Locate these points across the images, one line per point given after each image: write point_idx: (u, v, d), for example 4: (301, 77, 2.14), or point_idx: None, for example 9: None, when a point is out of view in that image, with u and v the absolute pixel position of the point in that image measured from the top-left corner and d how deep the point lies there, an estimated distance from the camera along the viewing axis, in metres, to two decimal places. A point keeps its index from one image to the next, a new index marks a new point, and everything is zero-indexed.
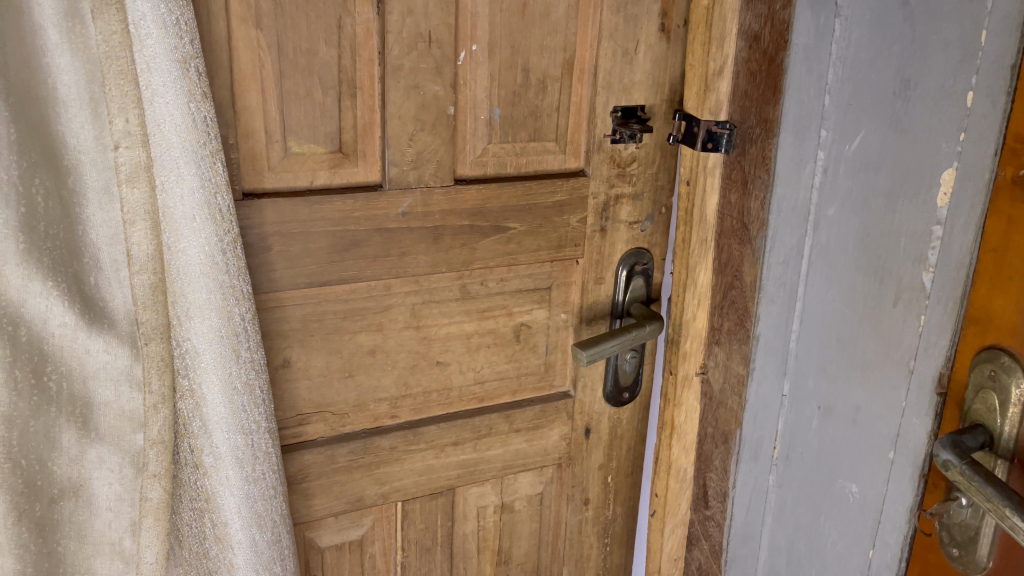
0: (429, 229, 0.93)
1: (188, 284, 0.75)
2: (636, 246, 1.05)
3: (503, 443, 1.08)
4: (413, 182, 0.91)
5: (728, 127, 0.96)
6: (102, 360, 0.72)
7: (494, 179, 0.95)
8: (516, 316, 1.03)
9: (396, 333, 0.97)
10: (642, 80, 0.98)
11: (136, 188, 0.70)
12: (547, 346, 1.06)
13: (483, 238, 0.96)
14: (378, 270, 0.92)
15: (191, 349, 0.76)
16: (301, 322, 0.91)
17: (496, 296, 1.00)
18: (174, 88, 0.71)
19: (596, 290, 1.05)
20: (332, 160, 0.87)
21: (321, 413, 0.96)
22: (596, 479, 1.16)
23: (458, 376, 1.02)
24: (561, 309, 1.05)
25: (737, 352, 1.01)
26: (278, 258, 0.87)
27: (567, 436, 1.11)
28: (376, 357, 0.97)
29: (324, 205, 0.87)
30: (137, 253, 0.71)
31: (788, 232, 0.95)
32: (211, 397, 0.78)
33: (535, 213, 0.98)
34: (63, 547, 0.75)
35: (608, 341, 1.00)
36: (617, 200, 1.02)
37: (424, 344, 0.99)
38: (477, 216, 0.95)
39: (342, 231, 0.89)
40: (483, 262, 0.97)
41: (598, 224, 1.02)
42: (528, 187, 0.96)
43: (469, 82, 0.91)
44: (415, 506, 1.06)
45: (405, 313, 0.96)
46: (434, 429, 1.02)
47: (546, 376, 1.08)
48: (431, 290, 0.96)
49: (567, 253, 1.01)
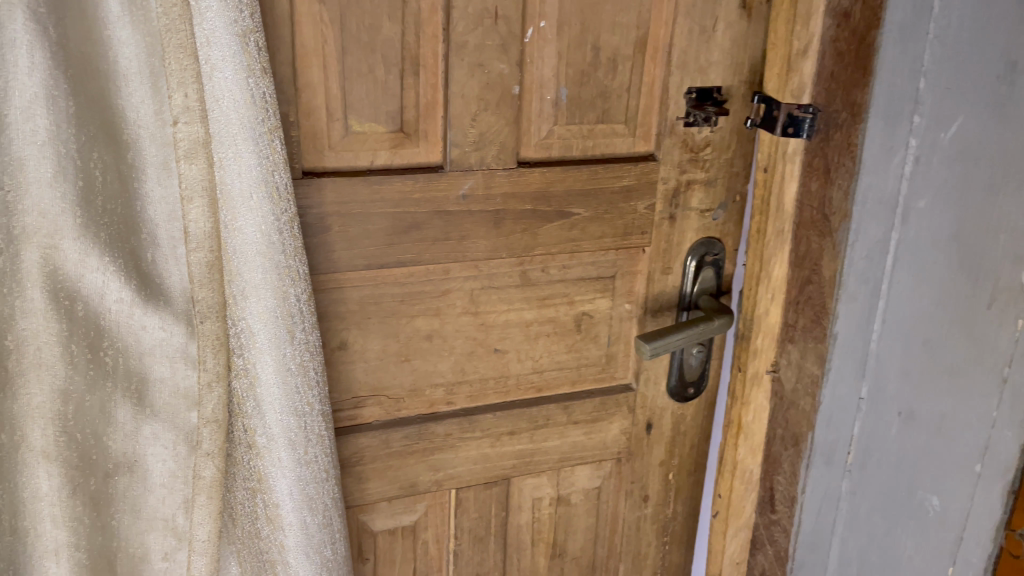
0: (491, 213, 0.90)
1: (245, 263, 0.74)
2: (706, 236, 1.00)
3: (560, 436, 1.05)
4: (475, 164, 0.88)
5: (812, 111, 0.88)
6: (159, 338, 0.72)
7: (559, 162, 0.92)
8: (577, 305, 1.00)
9: (454, 318, 0.95)
10: (719, 60, 0.92)
11: (194, 164, 0.68)
12: (609, 337, 1.03)
13: (546, 224, 0.93)
14: (437, 253, 0.90)
15: (247, 328, 0.76)
16: (359, 305, 0.90)
17: (558, 284, 0.98)
18: (234, 63, 0.69)
19: (662, 281, 1.01)
20: (393, 140, 0.85)
21: (377, 397, 0.95)
22: (655, 475, 1.13)
23: (517, 364, 1.00)
24: (625, 299, 1.01)
25: (812, 352, 0.93)
26: (336, 239, 0.86)
27: (628, 431, 1.08)
28: (433, 343, 0.95)
29: (385, 185, 0.85)
30: (194, 231, 0.70)
31: (874, 225, 0.87)
32: (266, 377, 0.78)
33: (600, 198, 0.94)
34: (117, 521, 0.75)
35: (675, 334, 0.96)
36: (688, 186, 0.97)
37: (482, 331, 0.97)
38: (541, 200, 0.92)
39: (402, 213, 0.87)
40: (545, 248, 0.94)
41: (667, 211, 0.97)
42: (594, 171, 0.93)
43: (536, 60, 0.87)
44: (469, 495, 1.04)
45: (464, 299, 0.94)
46: (489, 417, 1.00)
47: (608, 368, 1.05)
48: (491, 275, 0.94)
49: (633, 241, 0.98)
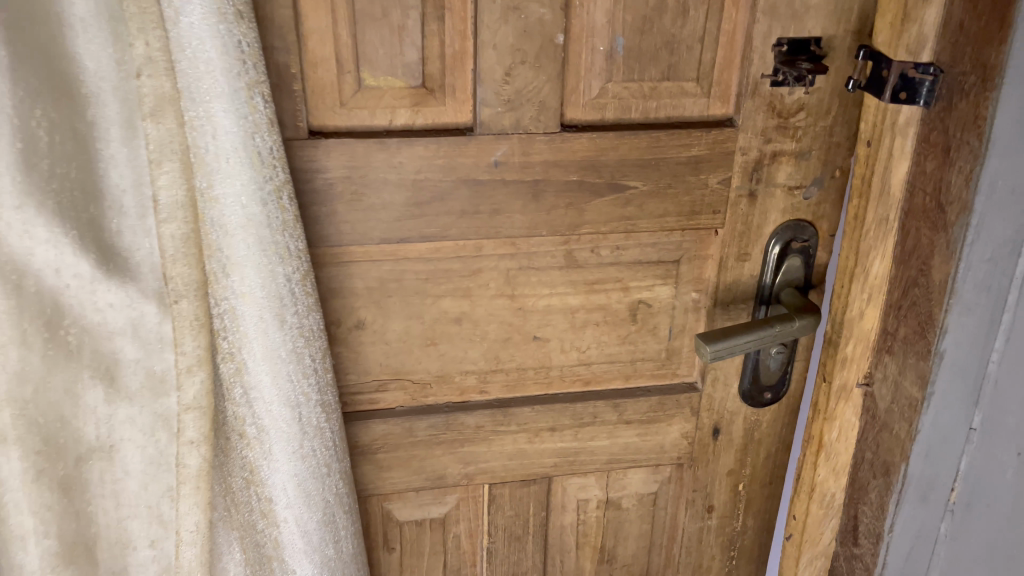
0: (528, 184, 0.78)
1: (225, 237, 0.65)
2: (794, 219, 0.84)
3: (609, 436, 0.93)
4: (509, 127, 0.75)
5: (933, 72, 0.69)
6: (129, 317, 0.64)
7: (613, 126, 0.78)
8: (633, 292, 0.86)
9: (487, 301, 0.84)
10: (821, 4, 0.74)
11: (162, 122, 0.60)
12: (671, 329, 0.89)
13: (595, 198, 0.80)
14: (465, 228, 0.79)
15: (230, 310, 0.67)
16: (378, 281, 0.81)
17: (610, 267, 0.85)
18: (201, 5, 0.59)
19: (737, 268, 0.86)
20: (414, 97, 0.74)
21: (400, 381, 0.86)
22: (722, 485, 0.99)
23: (560, 355, 0.88)
24: (691, 287, 0.87)
25: (912, 370, 0.76)
26: (348, 209, 0.76)
27: (690, 435, 0.95)
28: (462, 326, 0.85)
29: (403, 149, 0.74)
30: (165, 199, 0.61)
31: (1002, 221, 0.68)
32: (253, 364, 0.69)
33: (662, 170, 0.79)
34: (94, 508, 0.70)
35: (743, 334, 0.80)
36: (773, 158, 0.81)
37: (519, 316, 0.85)
38: (589, 171, 0.78)
39: (423, 181, 0.76)
40: (593, 226, 0.81)
41: (745, 188, 0.81)
42: (656, 137, 0.78)
43: (586, 3, 0.72)
44: (504, 491, 0.94)
45: (498, 279, 0.83)
46: (526, 412, 0.90)
47: (668, 364, 0.91)
48: (530, 254, 0.82)
49: (702, 221, 0.83)
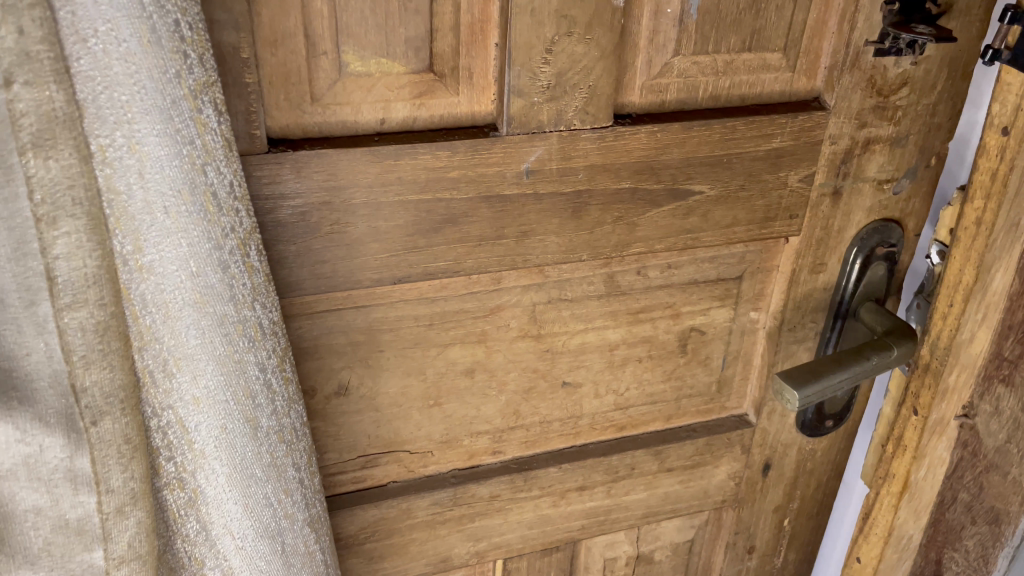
0: (569, 196, 0.58)
1: (165, 322, 0.42)
2: (882, 219, 0.68)
3: (648, 487, 0.76)
4: (547, 122, 0.55)
5: None
6: (19, 456, 0.39)
7: (678, 115, 0.58)
8: (684, 319, 0.69)
9: (507, 345, 0.64)
10: None
11: (56, 158, 0.35)
12: (724, 357, 0.72)
13: (651, 208, 0.60)
14: (484, 259, 0.58)
15: (177, 422, 0.44)
16: (366, 334, 0.60)
17: (659, 291, 0.66)
18: None
19: (809, 282, 0.69)
20: (418, 85, 0.52)
21: (394, 454, 0.66)
22: (767, 523, 0.84)
23: (593, 401, 0.70)
24: (751, 306, 0.70)
25: None
26: (326, 245, 0.54)
27: (737, 475, 0.79)
28: (475, 380, 0.65)
29: (404, 159, 0.53)
30: (65, 275, 0.37)
31: None
32: (214, 491, 0.46)
33: (736, 169, 0.61)
34: None
35: (837, 372, 0.64)
36: (865, 147, 0.63)
37: (546, 360, 0.66)
38: (646, 175, 0.59)
39: (430, 201, 0.55)
40: (646, 243, 0.62)
41: (829, 185, 0.64)
42: (731, 127, 0.59)
43: None
44: (520, 564, 0.76)
45: (521, 317, 0.63)
46: (551, 473, 0.71)
47: (717, 398, 0.75)
48: (563, 283, 0.63)
49: (776, 229, 0.65)
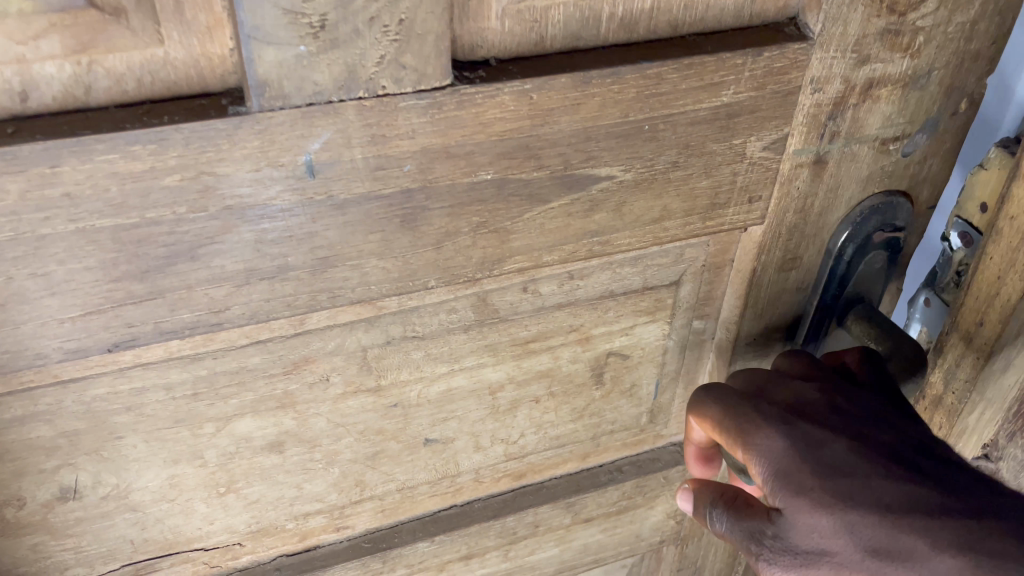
0: (391, 201, 0.35)
1: None
2: (887, 191, 0.47)
3: (559, 543, 0.57)
4: (332, 87, 0.32)
5: None
6: None
7: (569, 58, 0.36)
8: (597, 342, 0.48)
9: (328, 405, 0.43)
10: None
11: None
12: (657, 383, 0.52)
13: (531, 207, 0.38)
14: (260, 306, 0.36)
15: None
16: (89, 419, 0.38)
17: (558, 312, 0.45)
18: None
19: (777, 281, 0.48)
20: (77, 31, 0.29)
21: (180, 559, 0.45)
22: (719, 561, 0.66)
23: (473, 456, 0.50)
24: (694, 316, 0.50)
25: None
26: None
27: (679, 513, 0.61)
28: (286, 454, 0.44)
29: (69, 164, 0.30)
30: None
31: None
32: None
33: (666, 139, 0.39)
34: None
35: None
36: (866, 93, 0.42)
37: (393, 416, 0.45)
38: (519, 159, 0.36)
39: (141, 229, 0.32)
40: (530, 256, 0.40)
41: (809, 151, 0.43)
42: (657, 75, 0.36)
43: None
44: None
45: (345, 368, 0.42)
46: (420, 548, 0.52)
47: (649, 429, 0.55)
48: (405, 317, 0.42)
49: (729, 218, 0.43)
